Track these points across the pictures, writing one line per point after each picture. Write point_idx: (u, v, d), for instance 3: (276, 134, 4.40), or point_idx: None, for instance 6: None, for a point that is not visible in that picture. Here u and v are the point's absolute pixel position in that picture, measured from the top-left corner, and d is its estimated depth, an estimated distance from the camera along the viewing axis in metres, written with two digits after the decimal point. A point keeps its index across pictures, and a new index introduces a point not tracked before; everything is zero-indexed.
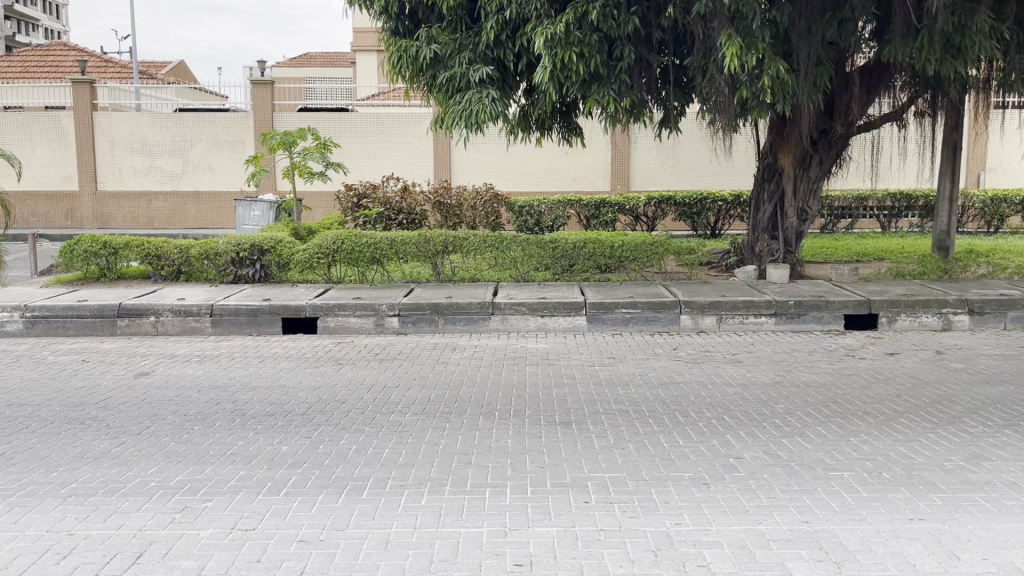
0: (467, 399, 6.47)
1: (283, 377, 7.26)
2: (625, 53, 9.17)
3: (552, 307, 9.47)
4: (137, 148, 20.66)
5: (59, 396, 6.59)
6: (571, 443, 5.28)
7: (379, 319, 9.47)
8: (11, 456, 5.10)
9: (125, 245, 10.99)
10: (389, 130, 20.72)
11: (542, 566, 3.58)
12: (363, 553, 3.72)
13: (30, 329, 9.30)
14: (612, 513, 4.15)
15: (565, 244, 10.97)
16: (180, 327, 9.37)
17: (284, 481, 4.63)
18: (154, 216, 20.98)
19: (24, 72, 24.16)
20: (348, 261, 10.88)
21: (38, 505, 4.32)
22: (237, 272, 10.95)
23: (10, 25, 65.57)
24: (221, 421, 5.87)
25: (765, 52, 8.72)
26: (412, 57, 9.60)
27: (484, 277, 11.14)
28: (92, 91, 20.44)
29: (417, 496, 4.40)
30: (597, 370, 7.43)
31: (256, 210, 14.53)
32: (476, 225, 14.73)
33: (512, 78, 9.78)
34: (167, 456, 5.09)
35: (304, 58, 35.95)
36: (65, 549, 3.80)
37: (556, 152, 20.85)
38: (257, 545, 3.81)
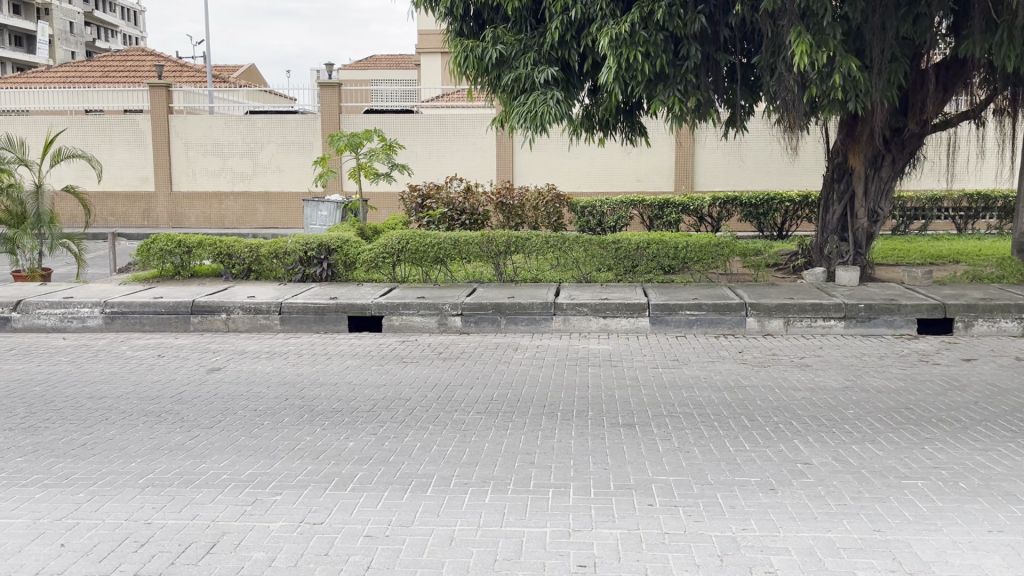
0: (530, 398, 6.49)
1: (349, 374, 7.39)
2: (692, 52, 9.06)
3: (615, 308, 9.44)
4: (210, 150, 21.27)
5: (137, 389, 6.82)
6: (635, 445, 5.26)
7: (443, 318, 9.56)
8: (93, 447, 5.30)
9: (198, 244, 11.31)
10: (452, 131, 20.89)
11: (607, 568, 3.57)
12: (428, 549, 3.77)
13: (108, 325, 9.63)
14: (676, 516, 4.11)
15: (628, 245, 10.92)
16: (251, 324, 9.61)
17: (351, 477, 4.71)
18: (225, 215, 21.56)
19: (104, 77, 25.07)
20: (412, 261, 11.02)
21: (117, 494, 4.48)
22: (305, 271, 11.17)
23: (91, 32, 68.19)
24: (289, 416, 6.00)
25: (836, 50, 8.52)
26: (477, 58, 9.66)
27: (545, 277, 11.16)
28: (168, 95, 21.08)
29: (481, 494, 4.43)
30: (661, 372, 7.36)
31: (323, 210, 14.82)
32: (538, 225, 14.74)
33: (577, 78, 9.76)
34: (238, 450, 5.23)
35: (371, 62, 36.51)
36: (143, 537, 3.94)
37: (619, 152, 20.72)
38: (324, 539, 3.89)
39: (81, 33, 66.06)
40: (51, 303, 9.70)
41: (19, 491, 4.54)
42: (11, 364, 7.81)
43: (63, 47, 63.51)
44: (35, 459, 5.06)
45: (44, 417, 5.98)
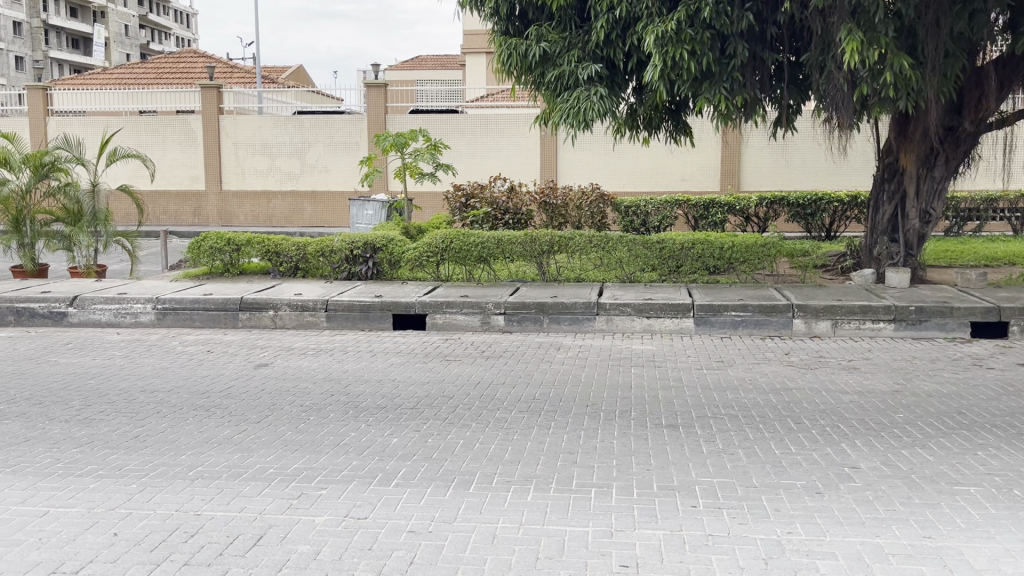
0: (572, 398, 6.48)
1: (393, 371, 7.46)
2: (739, 49, 8.95)
3: (659, 308, 9.39)
4: (258, 150, 21.62)
5: (188, 383, 6.98)
6: (679, 446, 5.22)
7: (486, 317, 9.59)
8: (145, 439, 5.43)
9: (247, 242, 11.51)
10: (497, 131, 20.95)
11: (649, 569, 3.56)
12: (471, 546, 3.79)
13: (160, 321, 9.85)
14: (720, 518, 4.08)
15: (672, 245, 10.84)
16: (297, 321, 9.76)
17: (395, 473, 4.76)
18: (273, 214, 21.89)
19: (157, 78, 25.65)
20: (455, 259, 11.07)
21: (168, 486, 4.59)
22: (350, 269, 11.29)
23: (145, 35, 69.85)
24: (335, 412, 6.09)
25: (888, 47, 8.34)
26: (521, 56, 9.65)
27: (588, 277, 11.18)
28: (219, 96, 21.48)
29: (523, 492, 4.45)
30: (706, 373, 7.30)
31: (369, 209, 14.97)
32: (582, 225, 14.73)
33: (621, 76, 9.72)
34: (284, 444, 5.31)
35: (416, 62, 36.78)
36: (193, 528, 4.03)
37: (664, 151, 20.58)
38: (368, 534, 3.93)
39: (135, 36, 67.63)
40: (106, 299, 9.96)
41: (74, 480, 4.68)
42: (67, 358, 8.04)
43: (118, 49, 65.05)
44: (91, 451, 5.20)
45: (99, 409, 6.15)
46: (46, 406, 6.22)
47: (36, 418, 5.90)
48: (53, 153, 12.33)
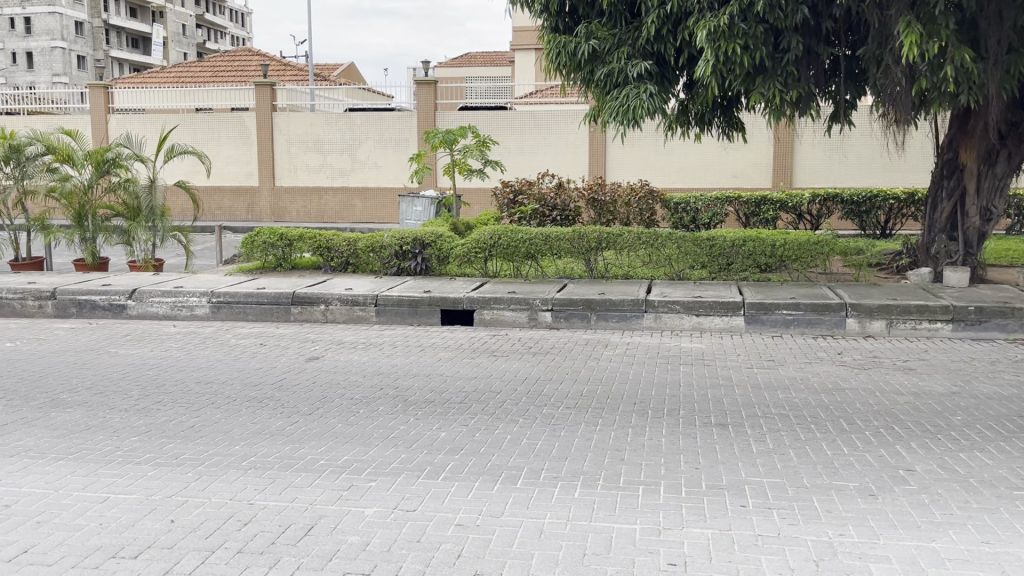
0: (619, 395, 6.45)
1: (441, 366, 7.51)
2: (793, 44, 8.80)
3: (708, 306, 9.28)
4: (310, 146, 21.92)
5: (241, 375, 7.12)
6: (728, 446, 5.17)
7: (533, 314, 9.60)
8: (201, 429, 5.56)
9: (299, 237, 11.69)
10: (546, 127, 20.93)
11: (697, 567, 3.53)
12: (517, 540, 3.81)
13: (215, 314, 10.07)
14: (771, 518, 4.03)
15: (722, 242, 10.72)
16: (348, 316, 9.87)
17: (442, 466, 4.80)
18: (324, 210, 22.17)
19: (213, 76, 26.17)
20: (504, 255, 11.10)
21: (223, 475, 4.70)
22: (400, 265, 11.40)
23: (202, 34, 71.30)
24: (384, 405, 6.16)
25: (949, 39, 8.13)
26: (571, 53, 9.62)
27: (637, 274, 11.07)
28: (272, 93, 21.83)
29: (570, 488, 4.44)
30: (757, 373, 7.20)
31: (418, 206, 15.08)
32: (630, 222, 14.64)
33: (672, 73, 9.64)
34: (335, 437, 5.39)
35: (466, 59, 36.94)
36: (246, 517, 4.11)
37: (714, 147, 20.36)
38: (417, 526, 3.97)
39: (193, 35, 69.17)
40: (163, 292, 10.20)
41: (133, 468, 4.81)
42: (127, 349, 8.27)
43: (176, 48, 66.50)
44: (149, 439, 5.34)
45: (157, 399, 6.31)
46: (107, 395, 6.41)
47: (97, 407, 6.08)
48: (114, 150, 12.63)
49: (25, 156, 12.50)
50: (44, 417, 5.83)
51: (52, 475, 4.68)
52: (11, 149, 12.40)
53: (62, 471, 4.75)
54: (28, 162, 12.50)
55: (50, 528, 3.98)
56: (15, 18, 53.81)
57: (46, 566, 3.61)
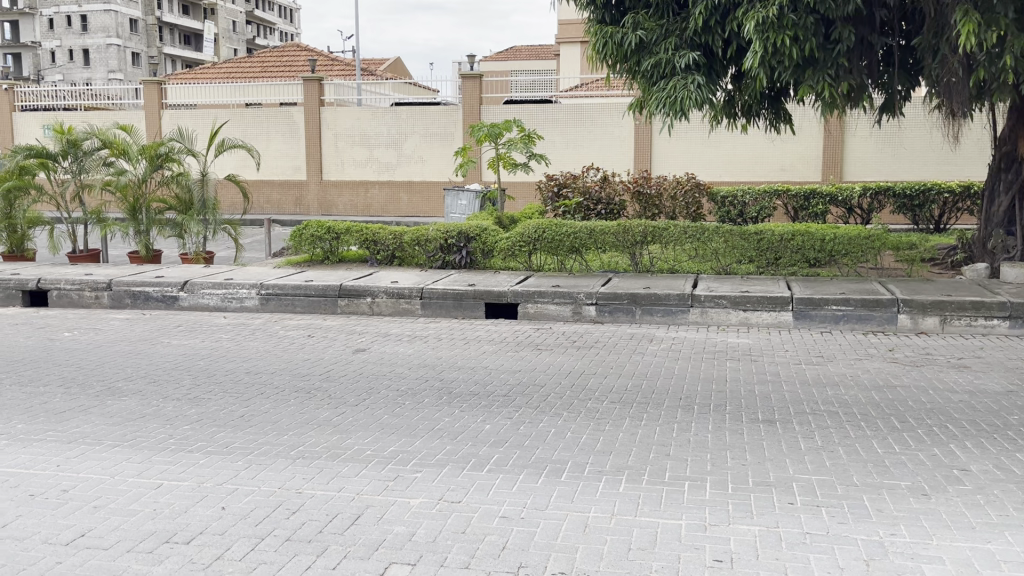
0: (666, 390, 6.40)
1: (485, 359, 7.54)
2: (845, 34, 8.63)
3: (755, 302, 9.16)
4: (357, 141, 22.13)
5: (289, 367, 7.23)
6: (776, 442, 5.10)
7: (578, 308, 9.57)
8: (250, 419, 5.66)
9: (346, 231, 11.82)
10: (591, 120, 20.85)
11: (744, 564, 3.50)
12: (561, 534, 3.81)
13: (264, 306, 10.24)
14: (819, 516, 3.97)
15: (770, 236, 10.58)
16: (393, 308, 9.97)
17: (487, 459, 4.82)
18: (370, 204, 22.36)
19: (262, 72, 26.58)
20: (548, 249, 11.09)
21: (272, 464, 4.78)
22: (445, 258, 11.45)
23: (252, 31, 72.38)
24: (429, 397, 6.21)
25: (1008, 28, 7.89)
26: (616, 44, 9.56)
27: (683, 268, 10.98)
28: (320, 88, 22.09)
29: (615, 483, 4.43)
30: (804, 369, 7.10)
31: (463, 199, 15.13)
32: (676, 215, 14.49)
33: (720, 64, 9.52)
34: (381, 428, 5.45)
35: (511, 54, 36.93)
36: (294, 505, 4.18)
37: (762, 140, 20.08)
38: (462, 518, 4.00)
39: (242, 31, 70.30)
40: (214, 284, 10.40)
41: (185, 456, 4.92)
42: (179, 339, 8.45)
43: (227, 45, 67.61)
44: (200, 428, 5.45)
45: (207, 389, 6.45)
46: (160, 384, 6.57)
47: (151, 396, 6.23)
48: (167, 144, 12.92)
49: (82, 150, 12.87)
50: (101, 405, 6.00)
51: (108, 462, 4.81)
52: (68, 144, 12.73)
53: (118, 458, 4.88)
54: (85, 157, 12.87)
55: (107, 513, 4.09)
56: (71, 16, 55.30)
57: (102, 549, 3.71)
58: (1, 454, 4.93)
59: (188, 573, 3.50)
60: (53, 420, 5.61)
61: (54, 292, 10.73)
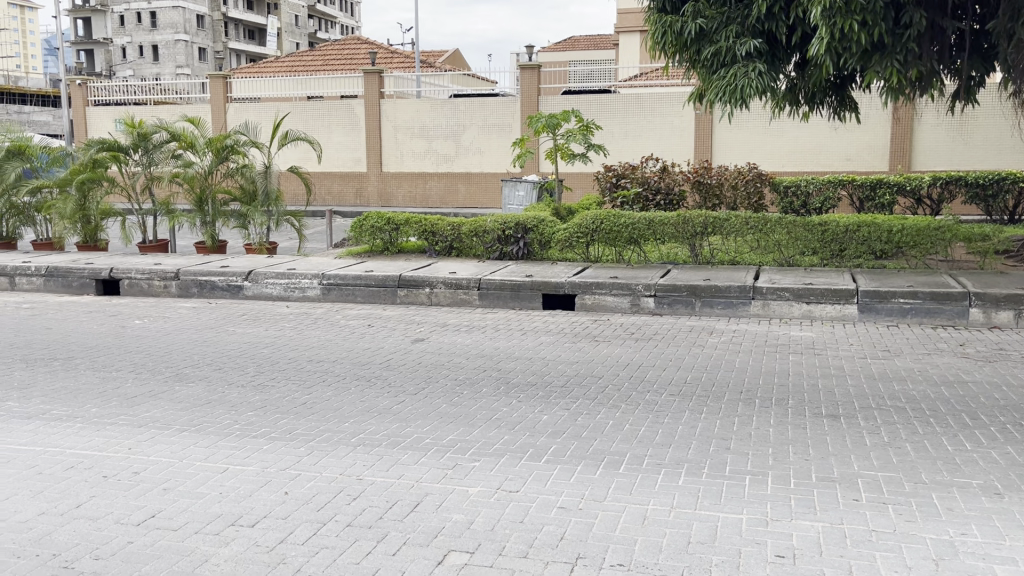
0: (726, 384, 6.31)
1: (542, 350, 7.54)
2: (916, 19, 8.36)
3: (819, 294, 8.97)
4: (416, 133, 22.30)
5: (351, 355, 7.34)
6: (840, 437, 5.00)
7: (636, 299, 9.49)
8: (312, 406, 5.76)
9: (405, 222, 11.92)
10: (651, 109, 20.63)
11: (807, 561, 3.44)
12: (620, 525, 3.79)
13: (325, 295, 10.41)
14: (885, 514, 3.87)
15: (835, 227, 10.34)
16: (451, 299, 10.03)
17: (545, 449, 4.82)
18: (429, 195, 22.51)
19: (324, 65, 26.98)
20: (606, 240, 11.04)
21: (333, 451, 4.86)
22: (502, 249, 11.48)
23: (314, 25, 73.40)
24: (487, 387, 6.24)
25: None
26: (676, 33, 9.43)
27: (744, 260, 10.77)
28: (380, 81, 22.35)
29: (674, 476, 4.39)
30: (870, 364, 6.91)
31: (520, 190, 15.15)
32: (737, 206, 14.28)
33: (783, 51, 9.31)
34: (440, 417, 5.50)
35: (570, 44, 36.78)
36: (355, 491, 4.25)
37: (826, 128, 19.60)
38: (520, 507, 4.01)
39: (304, 25, 71.32)
40: (277, 274, 10.61)
41: (250, 441, 5.04)
42: (243, 328, 8.65)
43: (290, 39, 68.75)
44: (264, 415, 5.58)
45: (271, 376, 6.59)
46: (225, 371, 6.74)
47: (217, 382, 6.40)
48: (233, 137, 13.22)
49: (152, 143, 13.21)
50: (169, 390, 6.18)
51: (177, 445, 4.96)
52: (139, 137, 13.11)
53: (186, 442, 5.02)
54: (155, 150, 13.23)
55: (176, 495, 4.21)
56: (141, 13, 56.91)
57: (171, 531, 3.82)
58: (76, 436, 5.12)
59: (253, 555, 3.59)
60: (125, 404, 5.80)
61: (125, 281, 11.06)
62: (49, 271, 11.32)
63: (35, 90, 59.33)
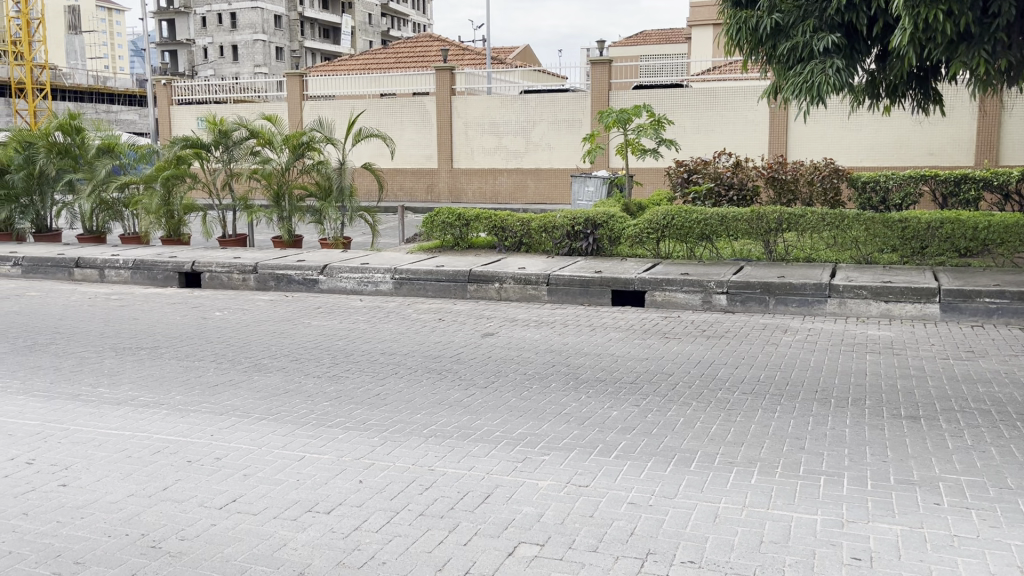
0: (800, 383, 6.19)
1: (612, 346, 7.52)
2: (1005, 7, 8.02)
3: (898, 293, 8.72)
4: (487, 129, 22.44)
5: (422, 348, 7.45)
6: (920, 440, 4.85)
7: (707, 296, 9.38)
8: (385, 397, 5.88)
9: (476, 217, 11.99)
10: (725, 104, 20.32)
11: (885, 564, 3.37)
12: (691, 523, 3.77)
13: (397, 290, 10.58)
14: (968, 518, 3.76)
15: (917, 224, 10.04)
16: (521, 294, 10.08)
17: (615, 445, 4.82)
18: (499, 191, 22.62)
19: (397, 63, 27.36)
20: (677, 236, 10.92)
21: (406, 441, 4.95)
22: (571, 245, 11.46)
23: (386, 23, 74.44)
24: (556, 381, 6.27)
25: None
26: (752, 29, 9.25)
27: (820, 257, 10.52)
28: (452, 78, 22.55)
29: (747, 475, 4.33)
30: (953, 365, 6.68)
31: (590, 185, 15.10)
32: (813, 202, 13.98)
33: (863, 44, 9.05)
34: (510, 410, 5.54)
35: (641, 39, 36.51)
36: (427, 481, 4.32)
37: (908, 122, 18.98)
38: (590, 501, 4.03)
39: (378, 23, 72.32)
40: (351, 268, 10.82)
41: (326, 431, 5.17)
42: (318, 320, 8.86)
43: (363, 37, 69.87)
44: (339, 405, 5.71)
45: (346, 367, 6.75)
46: (302, 362, 6.92)
47: (294, 373, 6.58)
48: (309, 134, 13.51)
49: (232, 140, 13.61)
50: (249, 379, 6.39)
51: (256, 433, 5.12)
52: (220, 134, 13.54)
53: (265, 430, 5.18)
54: (234, 146, 13.63)
55: (255, 481, 4.36)
56: (221, 14, 58.66)
57: (252, 515, 3.96)
58: (161, 422, 5.34)
59: (329, 540, 3.69)
60: (207, 393, 6.02)
61: (207, 274, 11.45)
62: (135, 263, 11.78)
63: (122, 89, 61.59)
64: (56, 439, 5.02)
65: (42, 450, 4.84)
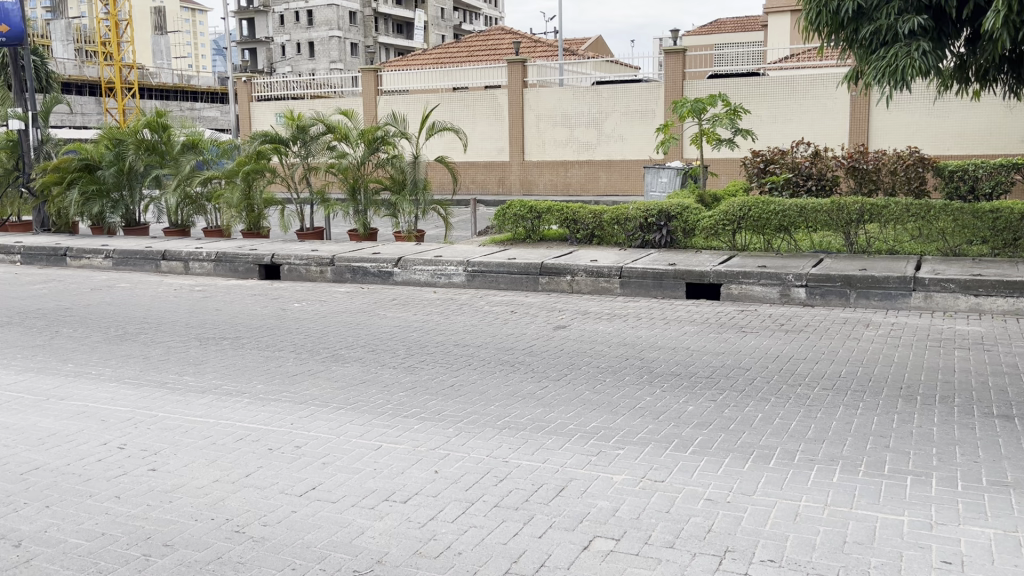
0: (883, 379, 6.00)
1: (686, 340, 7.42)
2: None
3: (989, 286, 8.36)
4: (558, 121, 22.37)
5: (495, 340, 7.49)
6: (1014, 440, 4.65)
7: (786, 290, 9.16)
8: (459, 388, 5.93)
9: (548, 210, 11.97)
10: (803, 92, 19.81)
11: (977, 569, 3.24)
12: (771, 520, 3.69)
13: (470, 282, 10.64)
14: None
15: (1008, 215, 9.61)
16: (593, 287, 10.03)
17: (691, 440, 4.76)
18: (570, 182, 22.53)
19: (468, 57, 27.46)
20: (753, 228, 10.69)
21: (480, 433, 4.99)
22: (645, 237, 11.36)
23: (459, 17, 74.95)
24: (630, 375, 6.22)
25: None
26: (832, 12, 8.92)
27: (904, 249, 10.18)
28: (523, 70, 22.52)
29: (829, 473, 4.22)
30: None
31: (663, 176, 14.89)
32: (896, 191, 13.56)
33: (951, 27, 8.71)
34: (583, 403, 5.52)
35: (716, 27, 35.86)
36: (502, 473, 4.34)
37: (999, 109, 18.20)
38: (666, 497, 3.98)
39: (451, 18, 72.84)
40: (425, 261, 10.93)
41: (402, 421, 5.24)
42: (393, 312, 9.00)
43: (435, 31, 70.46)
44: (414, 395, 5.79)
45: (421, 359, 6.83)
46: (378, 353, 7.03)
47: (370, 363, 6.69)
48: (383, 128, 13.70)
49: (310, 135, 13.83)
50: (327, 369, 6.54)
51: (334, 422, 5.22)
52: (297, 129, 13.76)
53: (343, 419, 5.28)
54: (311, 141, 13.85)
55: (333, 469, 4.44)
56: (298, 12, 59.95)
57: (330, 502, 4.04)
58: (244, 410, 5.50)
59: (405, 530, 3.74)
60: (287, 382, 6.18)
61: (285, 266, 11.72)
62: (218, 256, 12.15)
63: (205, 87, 63.58)
64: (145, 425, 5.22)
65: (133, 435, 5.04)
